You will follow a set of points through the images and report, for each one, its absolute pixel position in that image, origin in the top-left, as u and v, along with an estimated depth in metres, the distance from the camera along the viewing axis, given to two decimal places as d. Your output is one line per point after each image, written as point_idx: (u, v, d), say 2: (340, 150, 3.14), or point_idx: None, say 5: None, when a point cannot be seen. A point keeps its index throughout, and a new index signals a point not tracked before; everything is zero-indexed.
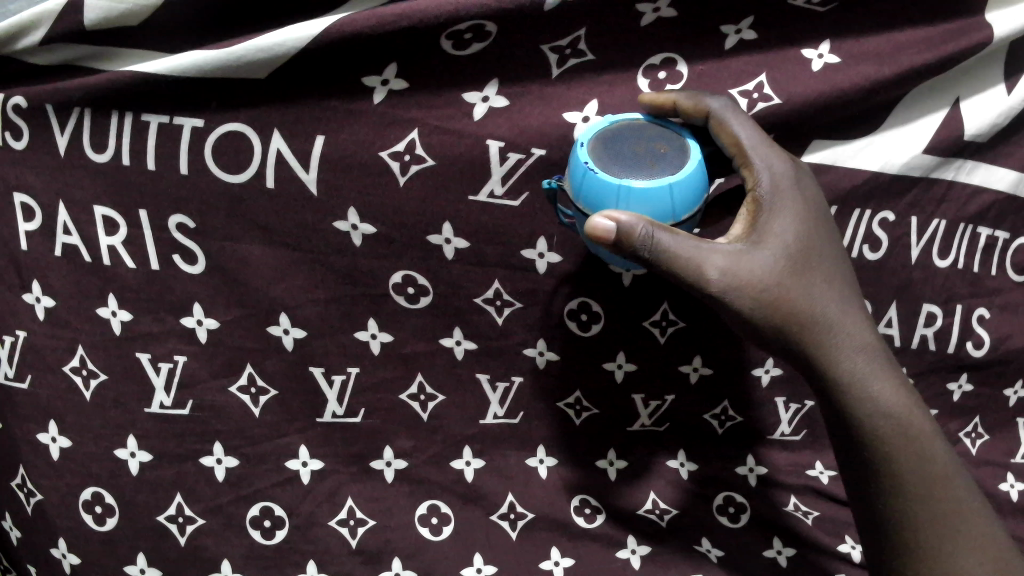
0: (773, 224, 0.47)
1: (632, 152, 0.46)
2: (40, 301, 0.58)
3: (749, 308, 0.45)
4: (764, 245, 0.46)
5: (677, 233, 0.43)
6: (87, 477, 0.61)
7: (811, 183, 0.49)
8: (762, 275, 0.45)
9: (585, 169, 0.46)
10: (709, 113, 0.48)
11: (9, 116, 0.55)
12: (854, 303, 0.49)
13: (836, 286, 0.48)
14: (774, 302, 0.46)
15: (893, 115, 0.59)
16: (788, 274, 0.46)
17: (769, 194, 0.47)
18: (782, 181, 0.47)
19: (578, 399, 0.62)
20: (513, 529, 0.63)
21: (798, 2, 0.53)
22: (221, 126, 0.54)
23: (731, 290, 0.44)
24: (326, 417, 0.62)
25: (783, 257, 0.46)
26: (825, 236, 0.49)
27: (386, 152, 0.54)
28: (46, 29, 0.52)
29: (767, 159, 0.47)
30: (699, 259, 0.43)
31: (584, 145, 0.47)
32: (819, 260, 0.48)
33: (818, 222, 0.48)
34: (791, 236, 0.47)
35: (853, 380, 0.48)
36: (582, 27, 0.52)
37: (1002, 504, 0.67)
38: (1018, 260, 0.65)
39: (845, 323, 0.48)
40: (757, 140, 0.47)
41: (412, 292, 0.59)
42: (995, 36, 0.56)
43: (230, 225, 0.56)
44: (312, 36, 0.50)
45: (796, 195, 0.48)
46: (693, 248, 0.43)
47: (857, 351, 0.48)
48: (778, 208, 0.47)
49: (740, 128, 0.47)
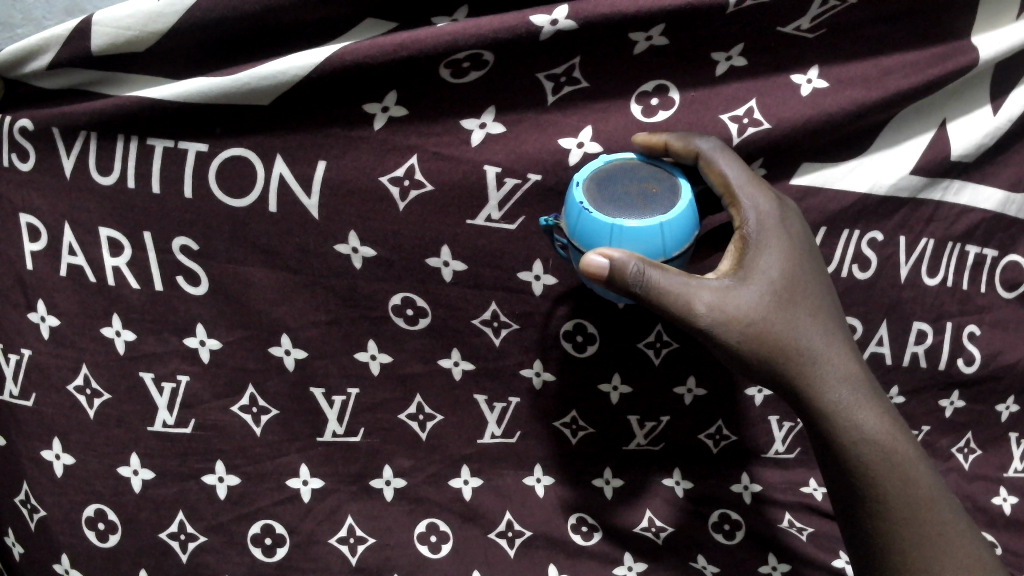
0: (760, 260, 0.48)
1: (624, 192, 0.48)
2: (45, 320, 0.59)
3: (737, 343, 0.46)
4: (750, 281, 0.47)
5: (667, 269, 0.44)
6: (90, 494, 0.62)
7: (798, 220, 0.51)
8: (750, 311, 0.46)
9: (580, 209, 0.47)
10: (699, 153, 0.49)
11: (17, 139, 0.56)
12: (840, 334, 0.50)
13: (822, 319, 0.49)
14: (761, 336, 0.47)
15: (881, 137, 0.60)
16: (773, 308, 0.47)
17: (753, 231, 0.48)
18: (768, 218, 0.49)
19: (574, 418, 0.63)
20: (511, 547, 0.64)
21: (788, 28, 0.55)
22: (225, 151, 0.55)
23: (718, 324, 0.45)
24: (327, 437, 0.63)
25: (770, 292, 0.47)
26: (810, 269, 0.50)
27: (386, 177, 0.56)
28: (53, 54, 0.54)
29: (753, 198, 0.49)
30: (688, 295, 0.44)
31: (579, 185, 0.48)
32: (805, 295, 0.49)
33: (803, 258, 0.49)
34: (778, 274, 0.48)
35: (839, 408, 0.49)
36: (577, 56, 0.54)
37: (996, 518, 0.67)
38: (1006, 277, 0.66)
39: (830, 355, 0.49)
40: (743, 182, 0.49)
41: (412, 314, 0.60)
42: (981, 61, 0.58)
43: (232, 248, 0.57)
44: (315, 64, 0.52)
45: (780, 231, 0.49)
46: (682, 284, 0.44)
47: (841, 381, 0.49)
48: (764, 244, 0.48)
49: (728, 168, 0.49)
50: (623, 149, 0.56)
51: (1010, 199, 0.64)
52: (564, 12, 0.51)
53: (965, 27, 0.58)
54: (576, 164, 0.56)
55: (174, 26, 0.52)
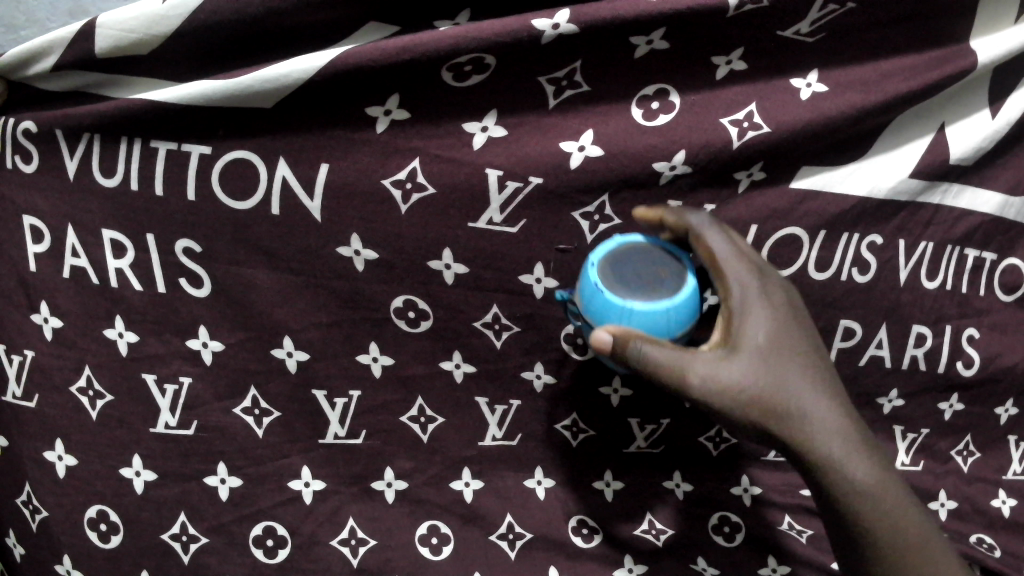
0: (750, 328, 0.49)
1: (640, 272, 0.48)
2: (48, 321, 0.59)
3: (729, 411, 0.48)
4: (737, 350, 0.48)
5: (664, 344, 0.46)
6: (92, 495, 0.62)
7: (785, 285, 0.51)
8: (743, 384, 0.47)
9: (595, 288, 0.48)
10: (689, 227, 0.51)
11: (20, 141, 0.56)
12: (831, 392, 0.50)
13: (812, 380, 0.49)
14: (751, 402, 0.48)
15: (880, 141, 0.60)
16: (761, 373, 0.48)
17: (741, 301, 0.48)
18: (757, 286, 0.49)
19: (575, 421, 0.64)
20: (512, 549, 0.64)
21: (787, 33, 0.55)
22: (228, 154, 0.55)
23: (706, 393, 0.47)
24: (328, 439, 0.63)
25: (757, 359, 0.48)
26: (799, 334, 0.50)
27: (388, 180, 0.56)
28: (57, 56, 0.54)
29: (742, 269, 0.49)
30: (678, 367, 0.46)
31: (594, 266, 0.48)
32: (794, 358, 0.49)
33: (791, 322, 0.50)
34: (769, 342, 0.49)
35: (831, 465, 0.49)
36: (578, 60, 0.54)
37: (994, 520, 0.68)
38: (1005, 281, 0.66)
39: (821, 415, 0.49)
40: (730, 254, 0.50)
41: (413, 316, 0.60)
42: (979, 65, 0.58)
43: (235, 250, 0.58)
44: (318, 67, 0.52)
45: (769, 299, 0.49)
46: (673, 356, 0.46)
47: (833, 438, 0.49)
48: (750, 312, 0.49)
49: (716, 243, 0.50)
50: (623, 153, 0.56)
51: (1008, 203, 0.64)
52: (565, 17, 0.52)
53: (963, 31, 0.58)
54: (576, 167, 0.56)
55: (178, 29, 0.52)
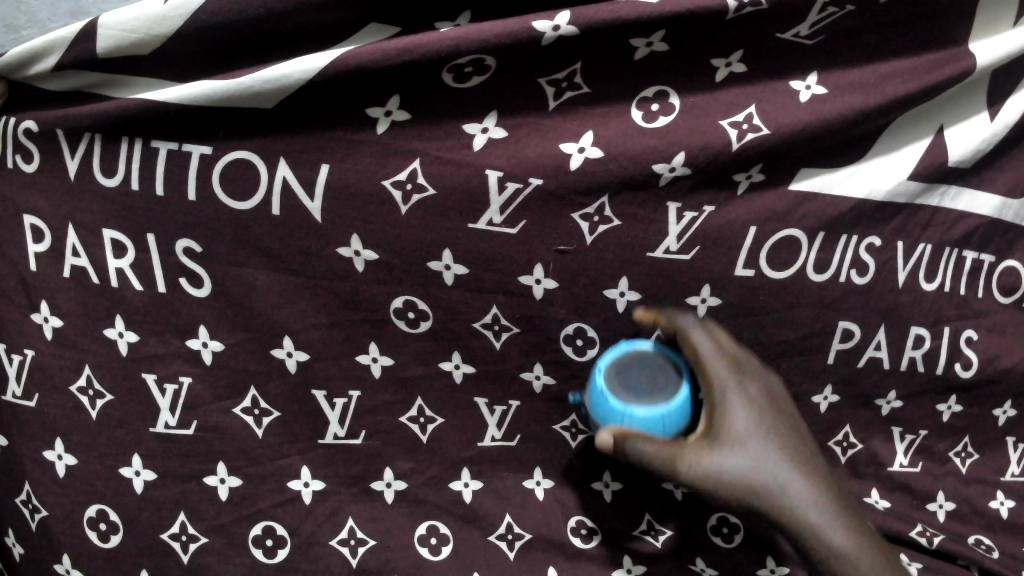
0: (734, 417, 0.53)
1: (642, 375, 0.53)
2: (48, 321, 0.59)
3: (717, 493, 0.52)
4: (723, 436, 0.53)
5: (659, 440, 0.50)
6: (92, 494, 0.62)
7: (763, 377, 0.57)
8: (731, 470, 0.52)
9: (600, 392, 0.52)
10: (677, 328, 0.56)
11: (21, 140, 0.56)
12: (813, 469, 0.54)
13: (794, 461, 0.54)
14: (737, 483, 0.52)
15: (879, 143, 0.61)
16: (745, 459, 0.52)
17: (724, 392, 0.54)
18: (738, 379, 0.55)
19: (573, 421, 0.64)
20: (511, 550, 0.64)
21: (787, 36, 0.55)
22: (228, 154, 0.56)
23: (696, 478, 0.51)
24: (328, 439, 0.63)
25: (740, 445, 0.52)
26: (777, 419, 0.55)
27: (389, 181, 0.56)
28: (57, 56, 0.54)
29: (723, 367, 0.54)
30: (670, 457, 0.50)
31: (601, 371, 0.53)
32: (774, 442, 0.54)
33: (769, 410, 0.55)
34: (754, 432, 0.53)
35: (817, 537, 0.52)
36: (578, 62, 0.54)
37: (992, 521, 0.68)
38: (1003, 283, 0.67)
39: (805, 491, 0.53)
40: (714, 354, 0.55)
41: (413, 317, 0.60)
42: (978, 67, 0.59)
43: (235, 251, 0.58)
44: (319, 68, 0.52)
45: (751, 393, 0.55)
46: (666, 448, 0.50)
47: (818, 512, 0.53)
48: (733, 403, 0.54)
49: (702, 343, 0.55)
50: (623, 155, 0.56)
51: (1006, 205, 0.64)
52: (565, 18, 0.52)
53: (960, 35, 0.59)
54: (576, 169, 0.56)
55: (179, 29, 0.53)
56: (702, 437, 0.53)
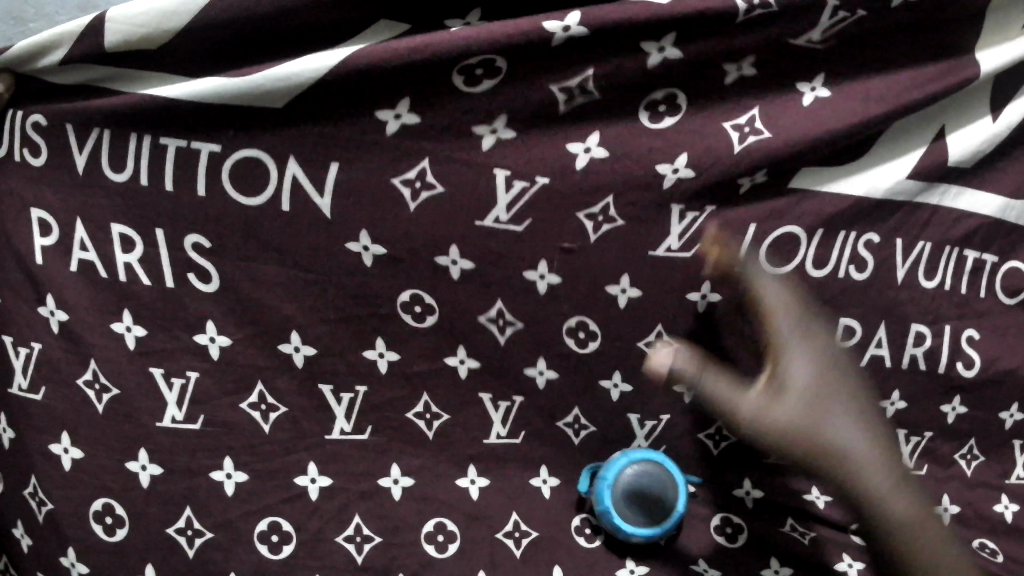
0: (796, 364, 0.55)
1: (644, 500, 0.60)
2: (54, 314, 0.59)
3: (779, 446, 0.54)
4: (778, 358, 0.55)
5: (709, 365, 0.55)
6: (97, 488, 0.61)
7: (837, 355, 0.56)
8: (793, 415, 0.53)
9: (607, 507, 0.61)
10: (735, 250, 0.58)
11: (29, 134, 0.56)
12: (874, 425, 0.56)
13: (855, 413, 0.55)
14: (804, 442, 0.53)
15: (882, 141, 0.61)
16: (810, 413, 0.53)
17: (787, 338, 0.55)
18: (802, 333, 0.56)
19: (577, 417, 0.64)
20: (518, 547, 0.64)
21: (799, 40, 0.56)
22: (237, 153, 0.55)
23: (756, 425, 0.54)
24: (335, 434, 0.63)
25: (806, 387, 0.54)
26: (830, 348, 0.56)
27: (398, 178, 0.56)
28: (66, 49, 0.54)
29: (786, 314, 0.56)
30: (718, 393, 0.55)
31: (607, 484, 0.61)
32: (838, 393, 0.55)
33: (831, 357, 0.56)
34: (818, 411, 0.54)
35: (878, 495, 0.54)
36: (590, 67, 0.54)
37: (997, 525, 0.67)
38: (1007, 284, 0.66)
39: (867, 446, 0.55)
40: (778, 296, 0.57)
41: (419, 311, 0.60)
42: (981, 74, 0.60)
43: (243, 246, 0.58)
44: (329, 67, 0.52)
45: (821, 369, 0.55)
46: (721, 393, 0.54)
47: (879, 473, 0.54)
48: (797, 348, 0.55)
49: (767, 283, 0.57)
50: (630, 158, 0.57)
51: (1009, 206, 0.64)
52: (576, 19, 0.52)
53: (960, 40, 0.59)
54: (582, 168, 0.57)
55: (189, 25, 0.52)
56: (766, 384, 0.55)
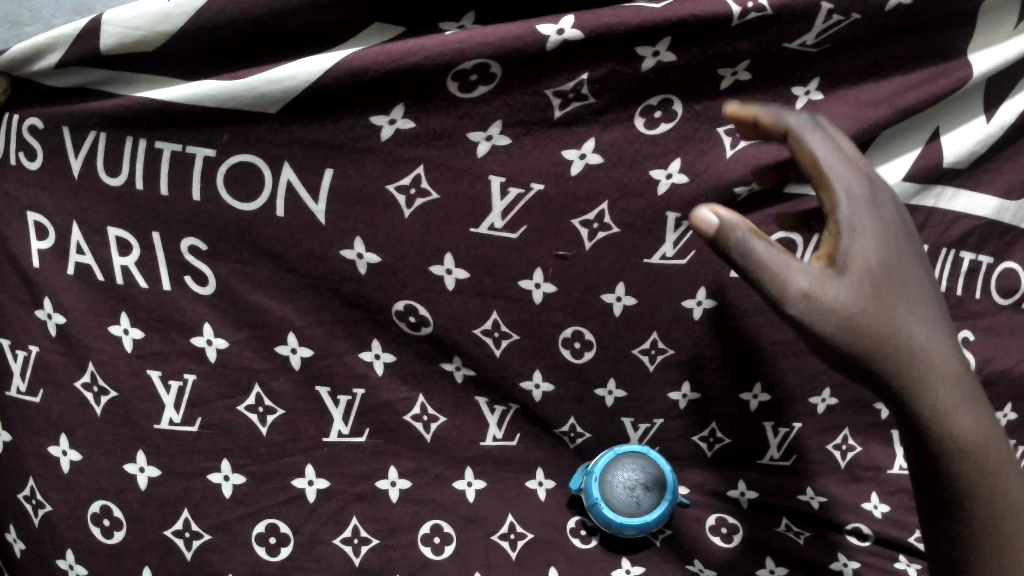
0: (859, 248, 0.47)
1: (629, 490, 0.61)
2: (51, 317, 0.59)
3: (839, 336, 0.46)
4: (848, 271, 0.47)
5: (771, 242, 0.46)
6: (95, 490, 0.61)
7: (898, 238, 0.49)
8: (852, 300, 0.46)
9: (595, 502, 0.61)
10: (790, 129, 0.50)
11: (25, 137, 0.56)
12: (939, 333, 0.50)
13: (918, 311, 0.49)
14: (866, 327, 0.46)
15: (876, 147, 0.61)
16: (871, 300, 0.47)
17: (849, 225, 0.47)
18: (859, 203, 0.48)
19: (573, 426, 0.65)
20: (513, 549, 0.64)
21: (794, 45, 0.56)
22: (233, 156, 0.56)
23: (817, 312, 0.45)
24: (333, 437, 0.63)
25: (865, 282, 0.47)
26: (900, 249, 0.49)
27: (393, 186, 0.56)
28: (62, 52, 0.54)
29: (845, 176, 0.49)
30: (784, 272, 0.45)
31: (593, 480, 0.62)
32: (899, 287, 0.48)
33: (896, 246, 0.49)
34: (870, 288, 0.47)
35: (935, 414, 0.49)
36: (585, 72, 0.54)
37: None
38: (1002, 285, 0.67)
39: (932, 358, 0.49)
40: (835, 161, 0.49)
41: (414, 321, 0.60)
42: (975, 76, 0.60)
43: (240, 249, 0.58)
44: (324, 70, 0.52)
45: (876, 228, 0.48)
46: (784, 261, 0.45)
47: (941, 383, 0.49)
48: (859, 230, 0.48)
49: (818, 145, 0.49)
50: (625, 160, 0.57)
51: (1004, 207, 0.64)
52: (570, 22, 0.52)
53: (955, 42, 0.60)
54: (577, 175, 0.57)
55: (184, 28, 0.52)
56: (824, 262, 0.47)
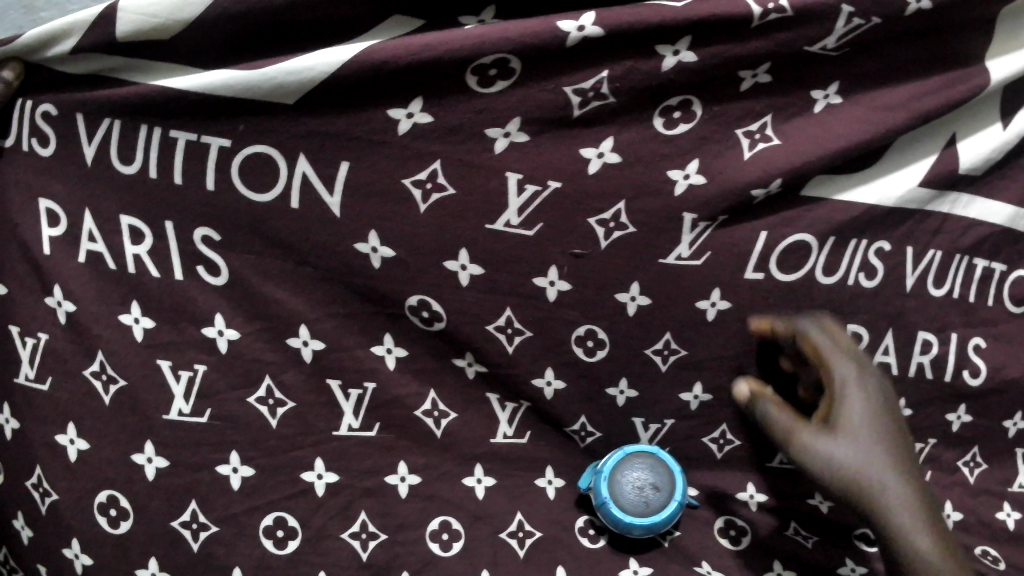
0: (851, 403, 0.55)
1: (638, 490, 0.61)
2: (62, 305, 0.59)
3: (834, 488, 0.54)
4: (839, 432, 0.54)
5: (780, 407, 0.58)
6: (103, 480, 0.61)
7: (885, 395, 0.57)
8: (838, 459, 0.53)
9: (604, 500, 0.61)
10: (797, 332, 0.59)
11: (40, 123, 0.56)
12: (914, 471, 0.55)
13: (899, 458, 0.54)
14: (850, 481, 0.53)
15: (893, 151, 0.61)
16: (860, 455, 0.54)
17: (841, 384, 0.56)
18: (857, 382, 0.56)
19: (583, 424, 0.65)
20: (522, 548, 0.64)
21: (814, 47, 0.55)
22: (249, 147, 0.55)
23: (821, 468, 0.54)
24: (342, 430, 0.63)
25: (861, 446, 0.54)
26: (885, 403, 0.56)
27: (409, 179, 0.56)
28: (78, 38, 0.54)
29: (841, 355, 0.57)
30: (788, 426, 0.56)
31: (602, 479, 0.62)
32: (888, 442, 0.54)
33: (880, 399, 0.56)
34: (879, 433, 0.54)
35: (908, 552, 0.52)
36: (605, 69, 0.54)
37: (999, 532, 0.68)
38: (1014, 292, 0.67)
39: (911, 500, 0.53)
40: (834, 348, 0.58)
41: (427, 316, 0.60)
42: (993, 83, 0.60)
43: (254, 241, 0.58)
44: (343, 62, 0.52)
45: (867, 386, 0.56)
46: (783, 420, 0.57)
47: (913, 515, 0.52)
48: (851, 390, 0.56)
49: (814, 332, 0.58)
50: (642, 159, 0.56)
51: (1018, 215, 0.64)
52: (590, 19, 0.52)
53: (974, 48, 0.59)
54: (595, 173, 0.57)
55: (202, 17, 0.52)
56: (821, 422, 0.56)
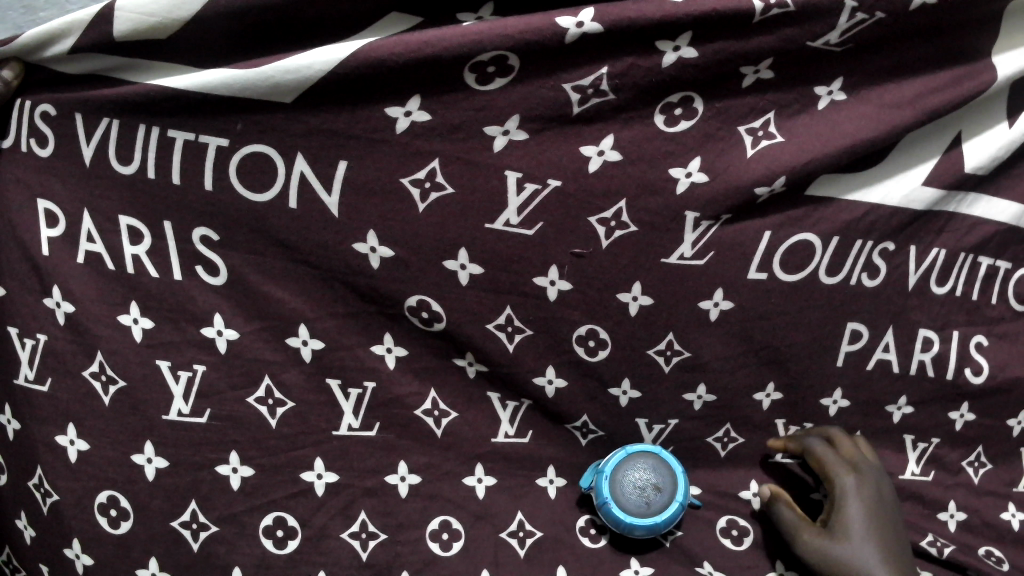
0: (851, 510, 0.58)
1: (639, 491, 0.61)
2: (60, 306, 0.59)
3: None
4: (840, 535, 0.57)
5: (792, 509, 0.61)
6: (103, 480, 0.61)
7: (887, 502, 0.59)
8: (838, 557, 0.56)
9: (604, 501, 0.61)
10: (805, 447, 0.62)
11: (37, 124, 0.56)
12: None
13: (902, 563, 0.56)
14: None
15: (899, 149, 0.60)
16: (861, 554, 0.56)
17: (843, 490, 0.59)
18: (858, 486, 0.59)
19: (585, 423, 0.65)
20: (522, 547, 0.63)
21: (817, 42, 0.55)
22: (247, 147, 0.55)
23: (821, 563, 0.57)
24: (342, 430, 0.63)
25: (863, 548, 0.56)
26: (889, 509, 0.59)
27: (408, 178, 0.56)
28: (75, 38, 0.53)
29: (844, 464, 0.60)
30: (793, 525, 0.60)
31: (603, 479, 0.62)
32: (891, 547, 0.57)
33: (881, 506, 0.59)
34: (881, 541, 0.57)
35: None
36: (604, 66, 0.53)
37: (1003, 533, 0.67)
38: (1017, 290, 0.66)
39: None
40: (838, 457, 0.61)
41: (426, 317, 0.60)
42: (998, 80, 0.59)
43: (253, 240, 0.57)
44: (340, 60, 0.51)
45: (869, 495, 0.59)
46: (791, 521, 0.60)
47: None
48: (851, 496, 0.59)
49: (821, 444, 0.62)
50: (643, 157, 0.56)
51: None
52: (589, 15, 0.52)
53: (979, 43, 0.59)
54: (595, 171, 0.56)
55: (199, 16, 0.52)
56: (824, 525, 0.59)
